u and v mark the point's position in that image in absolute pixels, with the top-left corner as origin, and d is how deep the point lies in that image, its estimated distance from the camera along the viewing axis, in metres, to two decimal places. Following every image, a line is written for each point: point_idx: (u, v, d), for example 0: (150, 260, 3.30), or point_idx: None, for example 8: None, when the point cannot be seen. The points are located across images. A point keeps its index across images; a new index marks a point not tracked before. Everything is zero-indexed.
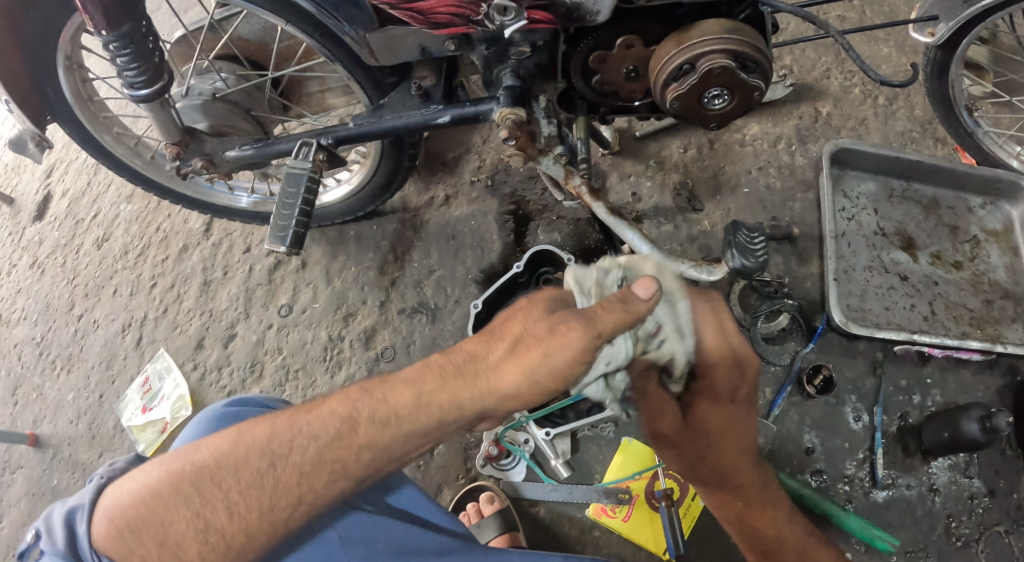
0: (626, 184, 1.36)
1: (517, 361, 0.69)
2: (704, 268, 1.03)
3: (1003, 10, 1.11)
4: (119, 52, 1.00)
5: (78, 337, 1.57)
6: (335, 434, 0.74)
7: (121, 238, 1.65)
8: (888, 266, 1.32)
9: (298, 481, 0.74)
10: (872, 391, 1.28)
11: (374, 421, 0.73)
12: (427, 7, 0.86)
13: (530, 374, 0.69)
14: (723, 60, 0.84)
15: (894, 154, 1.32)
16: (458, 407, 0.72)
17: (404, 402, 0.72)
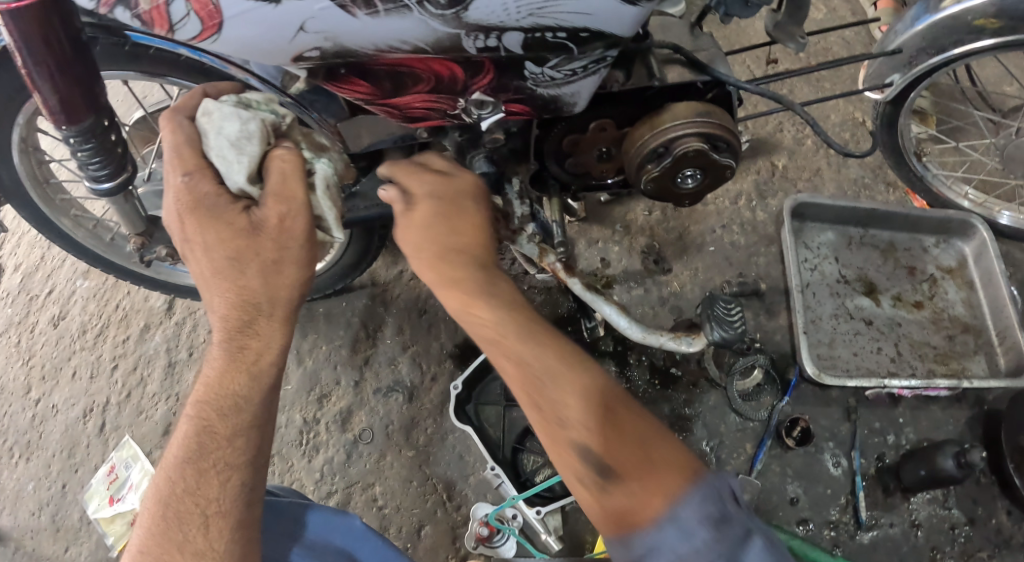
0: (594, 250, 1.37)
1: (240, 257, 0.76)
2: (683, 339, 1.03)
3: (946, 67, 1.18)
4: (80, 146, 0.81)
5: (36, 423, 1.50)
6: (201, 408, 0.76)
7: (79, 316, 1.60)
8: (853, 312, 1.36)
9: (197, 490, 0.74)
10: (848, 436, 1.31)
11: (206, 388, 0.77)
12: (401, 102, 0.84)
13: (270, 259, 0.76)
14: (696, 144, 0.82)
15: (850, 205, 1.37)
16: (257, 318, 0.78)
17: (253, 365, 0.78)
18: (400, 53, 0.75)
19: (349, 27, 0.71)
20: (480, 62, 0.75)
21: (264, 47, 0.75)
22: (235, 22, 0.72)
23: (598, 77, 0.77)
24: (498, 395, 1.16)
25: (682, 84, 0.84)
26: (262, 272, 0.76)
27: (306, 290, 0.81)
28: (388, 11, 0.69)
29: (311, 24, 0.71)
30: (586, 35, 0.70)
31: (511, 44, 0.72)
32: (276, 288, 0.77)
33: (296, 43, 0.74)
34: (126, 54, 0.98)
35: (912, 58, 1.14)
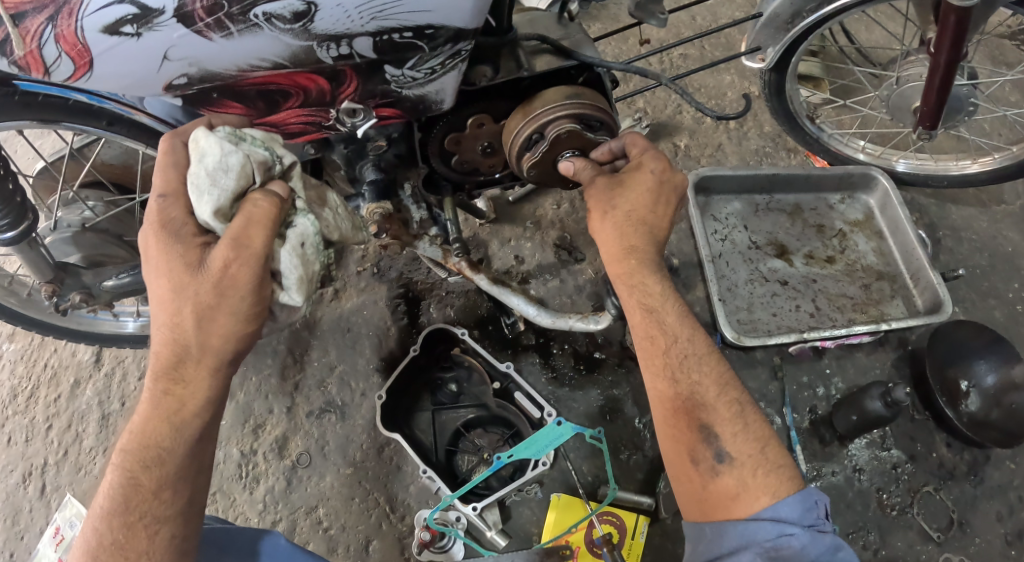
0: (508, 249, 1.40)
1: (175, 299, 0.75)
2: (590, 319, 1.09)
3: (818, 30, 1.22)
4: None
5: None
6: (130, 450, 0.79)
7: (8, 381, 1.54)
8: (768, 275, 1.40)
9: (126, 543, 0.77)
10: (778, 394, 1.35)
11: (136, 431, 0.79)
12: (277, 119, 0.84)
13: (205, 306, 0.75)
14: (568, 125, 0.84)
15: (750, 173, 1.42)
16: (187, 365, 0.77)
17: (176, 418, 0.78)
18: (261, 71, 0.75)
19: (208, 50, 0.73)
20: (342, 71, 0.77)
21: (133, 80, 0.76)
22: (106, 57, 0.73)
23: (458, 72, 0.79)
24: (427, 401, 1.18)
25: (551, 71, 0.85)
26: (203, 319, 0.75)
27: (245, 343, 0.79)
28: (240, 31, 0.71)
29: (172, 51, 0.72)
30: (431, 31, 0.73)
31: (364, 49, 0.74)
32: (213, 338, 0.76)
33: (162, 72, 0.75)
34: (17, 104, 0.97)
35: (786, 21, 1.18)
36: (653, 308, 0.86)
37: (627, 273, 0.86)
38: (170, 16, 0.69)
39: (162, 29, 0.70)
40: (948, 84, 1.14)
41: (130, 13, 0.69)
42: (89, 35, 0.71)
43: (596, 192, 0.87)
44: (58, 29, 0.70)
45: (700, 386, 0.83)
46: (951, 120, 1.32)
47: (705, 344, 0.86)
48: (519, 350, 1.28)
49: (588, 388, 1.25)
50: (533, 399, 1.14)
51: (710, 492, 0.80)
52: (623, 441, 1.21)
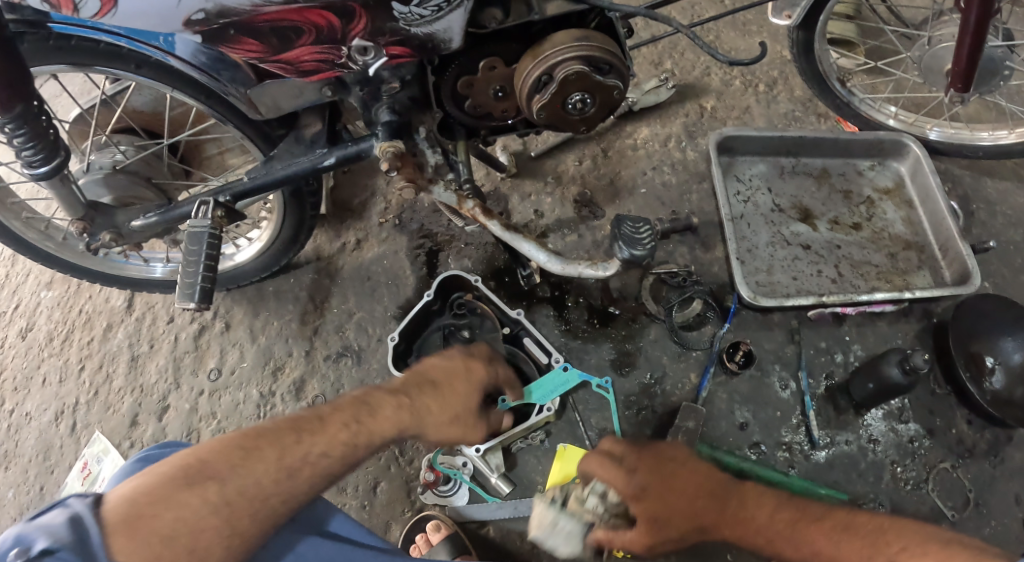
0: (528, 204, 1.41)
1: (454, 414, 0.93)
2: (599, 266, 1.08)
3: None
4: (14, 133, 0.94)
5: (11, 432, 1.45)
6: (323, 419, 0.84)
7: (46, 325, 1.55)
8: (790, 238, 1.38)
9: (274, 468, 0.79)
10: (794, 357, 1.29)
11: (340, 425, 0.84)
12: (290, 57, 0.85)
13: (460, 428, 0.94)
14: (577, 66, 0.83)
15: (774, 135, 1.39)
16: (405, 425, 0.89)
17: (372, 438, 0.85)
18: (274, 6, 0.77)
19: None
20: (350, 9, 0.78)
21: (156, 18, 0.78)
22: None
23: (463, 11, 0.79)
24: (439, 345, 1.19)
25: (562, 14, 0.85)
26: (442, 418, 0.92)
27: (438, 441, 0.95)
28: None
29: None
30: None
31: None
32: (443, 425, 0.92)
33: (182, 8, 0.77)
34: (51, 48, 0.97)
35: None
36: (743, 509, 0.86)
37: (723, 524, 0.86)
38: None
39: None
40: (981, 41, 1.10)
41: None
42: None
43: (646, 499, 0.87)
44: None
45: None
46: (985, 84, 1.27)
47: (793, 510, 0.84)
48: (534, 302, 1.30)
49: (600, 342, 1.26)
50: (540, 343, 1.17)
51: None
52: (632, 396, 1.22)
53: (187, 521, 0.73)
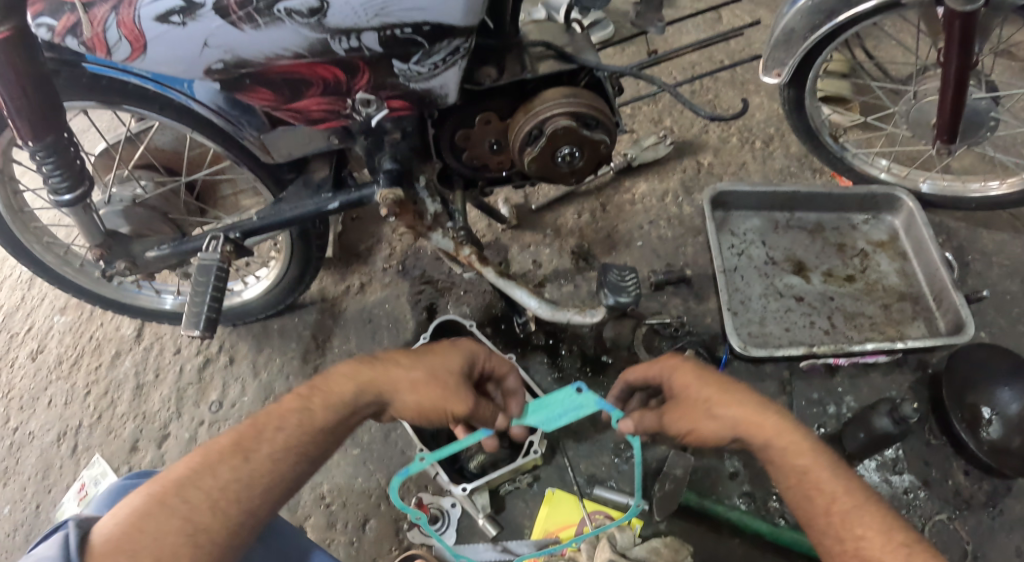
0: (527, 254, 1.45)
1: (426, 386, 0.87)
2: (586, 312, 1.11)
3: (834, 43, 1.25)
4: (45, 161, 0.99)
5: (12, 450, 1.49)
6: (277, 409, 0.85)
7: (56, 348, 1.61)
8: (783, 290, 1.40)
9: (233, 459, 0.80)
10: (784, 408, 1.30)
11: (293, 407, 0.85)
12: (300, 107, 0.90)
13: (443, 401, 0.87)
14: (564, 121, 0.88)
15: (768, 190, 1.43)
16: (381, 391, 0.87)
17: (333, 402, 0.86)
18: (286, 60, 0.81)
19: (239, 40, 0.78)
20: (356, 65, 0.82)
21: (179, 66, 0.81)
22: (160, 40, 0.79)
23: (459, 68, 0.83)
24: None
25: (552, 72, 0.90)
26: (417, 379, 0.87)
27: (422, 418, 0.88)
28: (267, 24, 0.76)
29: (211, 38, 0.78)
30: (429, 28, 0.78)
31: (372, 43, 0.79)
32: (415, 396, 0.86)
33: (202, 58, 0.80)
34: (83, 85, 1.02)
35: (800, 31, 1.22)
36: (798, 463, 0.83)
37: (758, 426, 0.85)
38: (210, 9, 0.75)
39: (201, 20, 0.76)
40: (963, 93, 1.16)
41: (177, 5, 0.75)
42: (144, 23, 0.77)
43: (689, 403, 0.87)
44: (119, 16, 0.77)
45: (865, 539, 0.77)
46: (972, 135, 1.33)
47: (852, 498, 0.80)
48: (528, 349, 1.33)
49: (592, 390, 1.28)
50: (529, 387, 1.18)
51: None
52: (622, 443, 1.21)
53: (151, 533, 0.74)
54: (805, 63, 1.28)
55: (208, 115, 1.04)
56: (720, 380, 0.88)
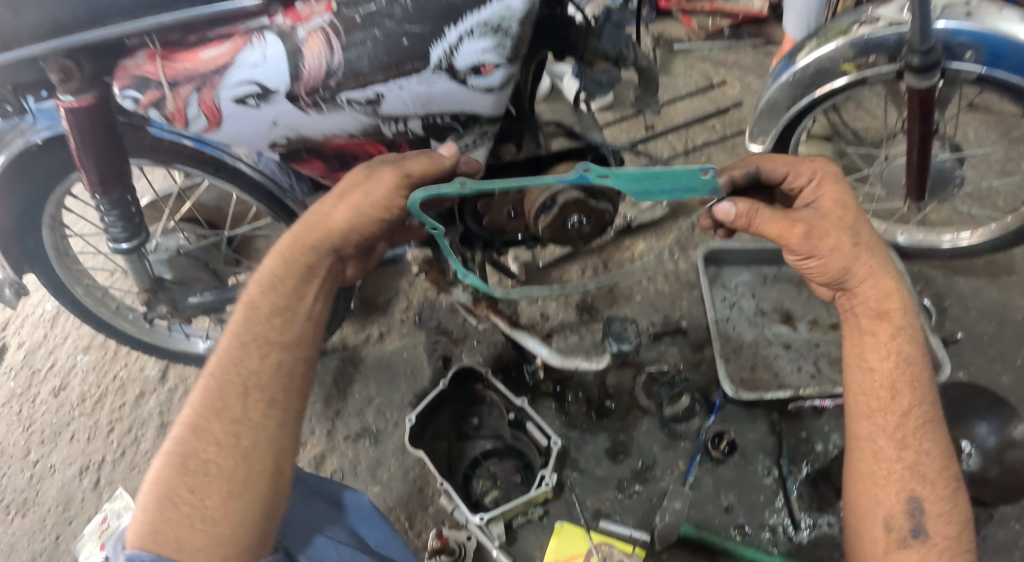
0: (535, 307, 1.57)
1: (351, 194, 0.92)
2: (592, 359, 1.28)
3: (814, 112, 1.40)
4: (109, 213, 1.04)
5: (34, 482, 1.61)
6: (232, 333, 0.94)
7: (79, 386, 1.75)
8: (771, 338, 1.52)
9: (211, 395, 0.89)
10: (776, 446, 1.35)
11: (240, 322, 0.94)
12: (346, 176, 1.01)
13: (360, 202, 0.91)
14: (575, 193, 1.01)
15: (757, 246, 1.58)
16: (314, 248, 0.95)
17: (270, 283, 0.95)
18: (341, 138, 0.92)
19: (304, 122, 0.89)
20: (400, 143, 0.94)
21: (247, 136, 0.92)
22: (233, 118, 0.88)
23: (486, 149, 0.96)
24: (446, 428, 1.34)
25: (565, 150, 1.03)
26: (348, 198, 0.92)
27: (364, 223, 0.93)
28: (329, 109, 0.87)
29: (279, 119, 0.88)
30: (464, 117, 0.90)
31: (416, 128, 0.91)
32: (340, 210, 0.92)
33: (269, 133, 0.91)
34: (145, 146, 1.11)
35: (782, 101, 1.37)
36: (900, 354, 0.93)
37: (892, 321, 0.95)
38: (283, 95, 0.85)
39: (274, 104, 0.86)
40: (927, 153, 1.28)
41: (254, 91, 0.85)
42: (223, 103, 0.86)
43: (832, 228, 0.93)
44: (201, 95, 0.86)
45: (925, 481, 0.88)
46: (941, 190, 1.47)
47: (926, 415, 0.91)
48: (537, 395, 1.43)
49: (597, 433, 1.37)
50: (542, 428, 1.28)
51: (896, 557, 0.85)
52: (624, 480, 1.31)
53: (171, 477, 0.84)
54: (785, 131, 1.43)
55: (261, 180, 1.21)
56: (870, 233, 0.95)
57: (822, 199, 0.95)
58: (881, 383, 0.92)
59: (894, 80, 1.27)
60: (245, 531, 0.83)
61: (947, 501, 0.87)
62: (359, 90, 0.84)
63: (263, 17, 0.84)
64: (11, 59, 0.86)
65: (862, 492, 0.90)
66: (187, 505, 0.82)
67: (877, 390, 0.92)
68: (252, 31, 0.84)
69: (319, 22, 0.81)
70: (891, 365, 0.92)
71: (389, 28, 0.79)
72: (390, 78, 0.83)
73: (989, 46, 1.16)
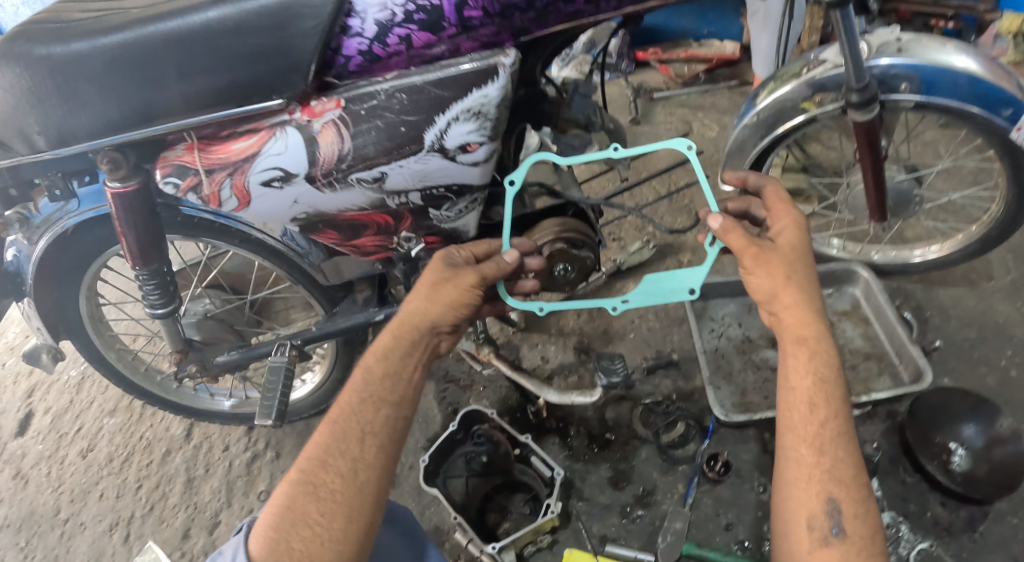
0: (535, 351, 1.69)
1: (440, 286, 1.02)
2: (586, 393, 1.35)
3: (778, 147, 1.49)
4: (147, 282, 1.14)
5: (64, 539, 1.71)
6: (357, 383, 0.99)
7: (106, 447, 1.86)
8: (760, 363, 1.62)
9: (339, 433, 0.93)
10: (770, 464, 1.43)
11: (363, 377, 0.99)
12: (357, 245, 1.12)
13: (452, 292, 1.02)
14: (558, 245, 1.13)
15: (739, 278, 1.69)
16: (419, 329, 1.02)
17: (383, 352, 1.01)
18: (353, 212, 1.04)
19: (320, 199, 1.02)
20: (402, 214, 1.06)
21: (272, 214, 1.05)
22: (262, 199, 1.02)
23: (477, 213, 1.07)
24: (462, 469, 1.43)
25: (547, 207, 1.16)
26: (436, 294, 1.02)
27: (459, 316, 1.03)
28: (341, 187, 1.00)
29: (300, 198, 1.02)
30: (457, 188, 1.02)
31: (416, 200, 1.03)
32: (439, 303, 1.02)
33: (291, 210, 1.04)
34: (179, 223, 1.26)
35: (749, 141, 1.47)
36: (817, 374, 0.96)
37: (810, 340, 0.98)
38: (303, 177, 0.99)
39: (296, 185, 1.00)
40: (881, 174, 1.40)
41: (277, 174, 0.99)
42: (252, 186, 1.01)
43: (778, 257, 1.00)
44: (233, 180, 1.01)
45: (839, 488, 0.90)
46: (903, 210, 1.57)
47: (841, 427, 0.93)
48: (543, 432, 1.53)
49: (599, 463, 1.46)
50: (545, 461, 1.38)
51: (816, 555, 0.88)
52: (627, 505, 1.39)
53: (300, 505, 0.88)
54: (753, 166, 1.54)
55: (279, 247, 1.28)
56: (809, 265, 1.01)
57: (779, 231, 1.04)
58: (802, 396, 0.95)
59: (840, 113, 1.38)
60: (362, 554, 0.88)
61: (858, 510, 0.89)
62: (367, 171, 0.98)
63: (284, 113, 0.97)
64: (69, 152, 1.02)
65: (784, 502, 0.93)
66: (317, 527, 0.86)
67: (797, 403, 0.95)
68: (275, 125, 0.97)
69: (332, 115, 0.95)
70: (810, 380, 0.96)
71: (389, 119, 0.94)
72: (392, 159, 0.96)
73: (922, 77, 1.29)
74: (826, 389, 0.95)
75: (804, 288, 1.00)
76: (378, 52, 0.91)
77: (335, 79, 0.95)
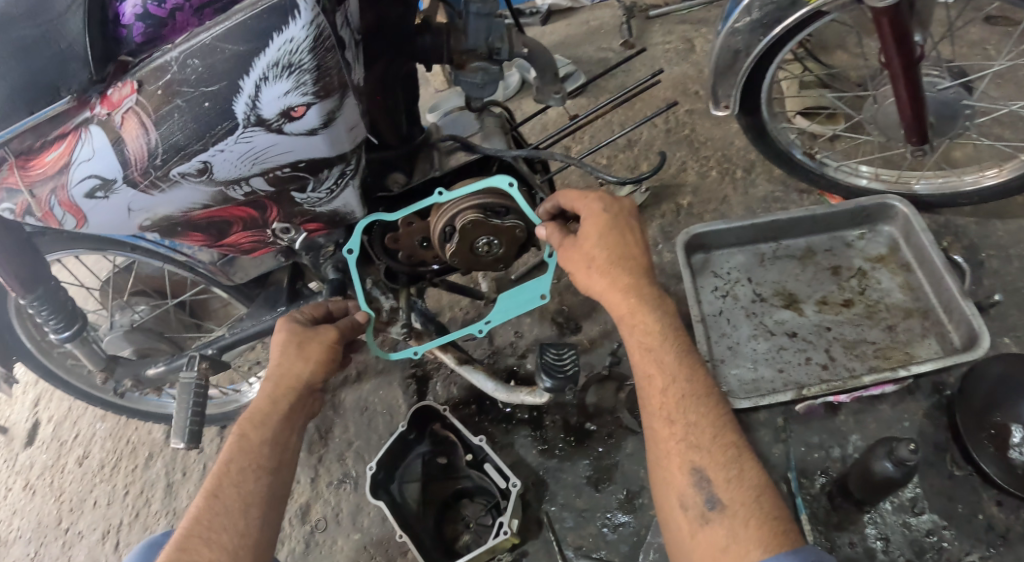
0: (509, 325, 1.44)
1: (310, 345, 0.93)
2: (535, 393, 1.12)
3: (785, 46, 1.17)
4: (37, 309, 0.93)
5: (64, 550, 1.53)
6: (232, 452, 0.87)
7: (99, 454, 1.65)
8: (774, 328, 1.34)
9: (219, 512, 0.82)
10: (782, 458, 1.19)
11: (238, 445, 0.88)
12: (230, 243, 0.93)
13: (325, 349, 0.94)
14: (471, 215, 0.89)
15: (746, 224, 1.38)
16: (298, 386, 0.92)
17: (261, 417, 0.90)
18: (198, 210, 0.83)
19: (155, 202, 0.80)
20: (264, 205, 0.86)
21: (115, 228, 0.84)
22: (96, 213, 0.81)
23: (354, 188, 0.86)
24: (419, 474, 1.24)
25: (461, 166, 0.92)
26: (307, 354, 0.93)
27: (329, 373, 0.95)
28: (169, 186, 0.79)
29: (134, 206, 0.80)
30: (305, 164, 0.80)
31: (262, 185, 0.81)
32: (309, 362, 0.93)
33: (132, 219, 0.83)
34: (64, 237, 1.07)
35: (746, 48, 1.15)
36: (644, 346, 0.86)
37: (634, 312, 0.86)
38: (123, 183, 0.77)
39: (119, 192, 0.79)
40: (916, 88, 1.09)
41: (96, 183, 0.77)
42: (78, 201, 0.79)
43: (579, 250, 0.88)
44: (57, 196, 0.79)
45: (702, 451, 0.79)
46: (949, 129, 1.24)
47: (686, 390, 0.83)
48: (513, 424, 1.31)
49: (578, 460, 1.25)
50: (499, 468, 1.19)
51: (700, 539, 0.76)
52: (610, 511, 1.19)
53: None
54: (753, 78, 1.23)
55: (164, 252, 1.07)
56: (619, 244, 0.88)
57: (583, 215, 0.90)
58: (639, 373, 0.86)
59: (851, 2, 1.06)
60: None
61: (724, 469, 0.78)
62: (187, 163, 0.76)
63: (82, 111, 0.74)
64: None
65: (657, 492, 0.82)
66: None
67: (640, 382, 0.86)
68: (79, 126, 0.74)
69: (130, 104, 0.72)
70: (643, 352, 0.86)
71: (188, 95, 0.71)
72: (208, 144, 0.75)
73: None
74: (661, 357, 0.85)
75: (616, 263, 0.87)
76: (155, 11, 0.71)
77: (130, 58, 0.73)
